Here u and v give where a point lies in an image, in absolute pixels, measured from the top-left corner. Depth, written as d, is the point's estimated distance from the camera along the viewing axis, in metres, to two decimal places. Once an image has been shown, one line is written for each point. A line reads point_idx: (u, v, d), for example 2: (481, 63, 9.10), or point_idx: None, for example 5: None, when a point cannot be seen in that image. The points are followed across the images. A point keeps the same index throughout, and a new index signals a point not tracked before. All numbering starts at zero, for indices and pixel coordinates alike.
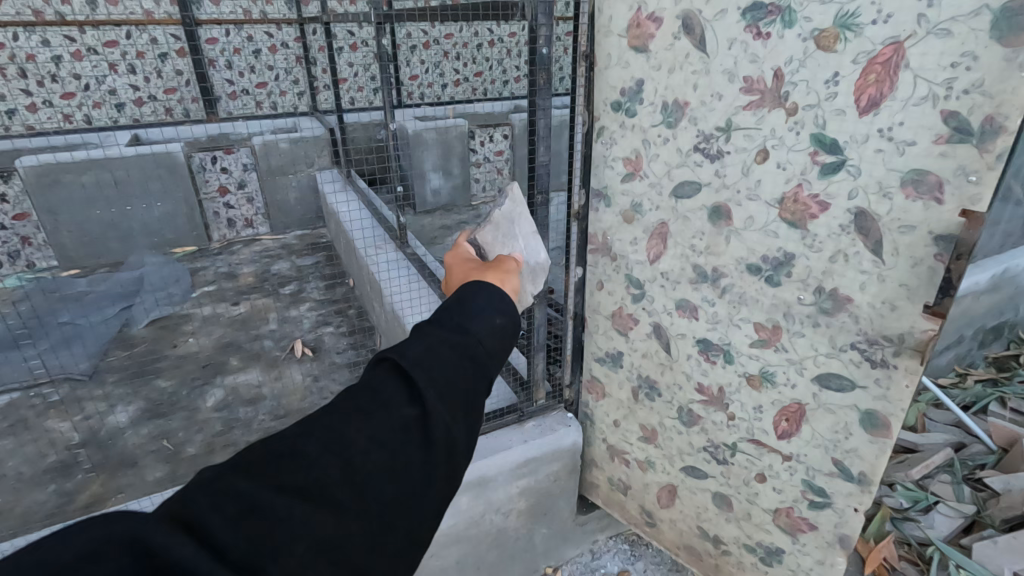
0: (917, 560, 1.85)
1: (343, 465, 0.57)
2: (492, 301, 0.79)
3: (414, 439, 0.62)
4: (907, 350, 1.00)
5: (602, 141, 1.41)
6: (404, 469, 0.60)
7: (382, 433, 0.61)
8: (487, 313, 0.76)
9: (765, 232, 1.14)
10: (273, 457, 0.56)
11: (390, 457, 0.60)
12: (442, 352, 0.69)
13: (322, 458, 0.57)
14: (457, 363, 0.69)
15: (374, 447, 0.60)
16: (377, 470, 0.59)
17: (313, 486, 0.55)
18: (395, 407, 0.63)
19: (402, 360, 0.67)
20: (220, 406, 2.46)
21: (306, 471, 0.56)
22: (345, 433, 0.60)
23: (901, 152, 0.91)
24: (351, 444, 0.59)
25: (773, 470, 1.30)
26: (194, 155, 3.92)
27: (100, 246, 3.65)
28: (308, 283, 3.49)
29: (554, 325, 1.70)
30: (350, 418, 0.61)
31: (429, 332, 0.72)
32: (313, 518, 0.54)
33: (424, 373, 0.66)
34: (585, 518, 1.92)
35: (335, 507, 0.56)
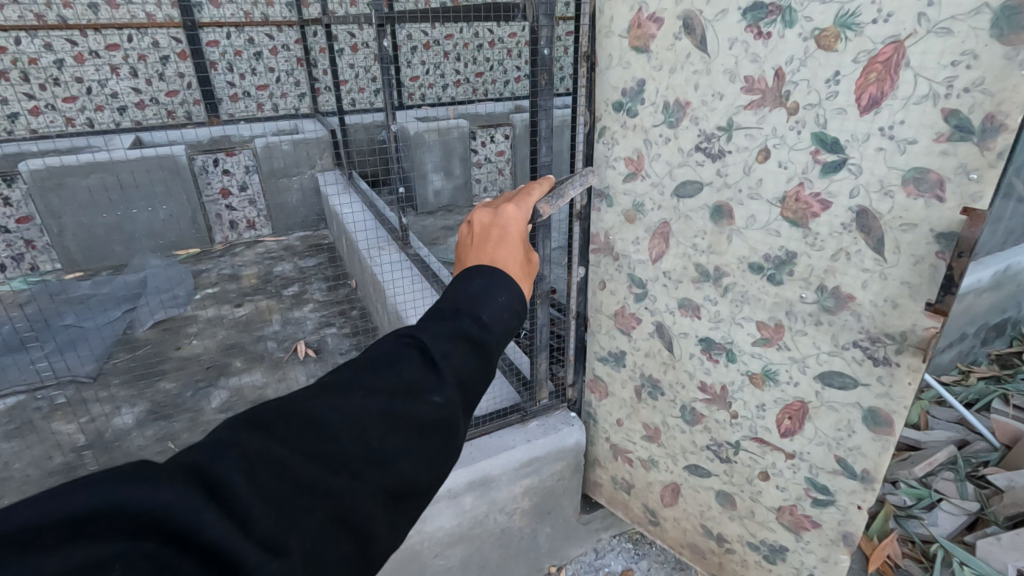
0: (921, 558, 1.85)
1: (366, 440, 0.58)
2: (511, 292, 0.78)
3: (433, 421, 0.63)
4: (909, 347, 1.00)
5: (603, 141, 1.42)
6: (420, 449, 0.62)
7: (401, 415, 0.61)
8: (507, 307, 0.76)
9: (767, 230, 1.14)
10: (300, 425, 0.57)
11: (409, 435, 0.61)
12: (463, 337, 0.69)
13: (347, 432, 0.58)
14: (477, 352, 0.70)
15: (393, 428, 0.60)
16: (398, 448, 0.60)
17: (336, 458, 0.56)
18: (416, 387, 0.64)
19: (426, 343, 0.67)
20: (224, 407, 2.47)
21: (332, 442, 0.57)
22: (368, 408, 0.60)
23: (902, 151, 0.92)
24: (374, 421, 0.60)
25: (776, 468, 1.30)
26: (196, 157, 3.83)
27: (104, 248, 3.69)
28: (311, 284, 3.51)
29: (556, 325, 1.72)
30: (372, 393, 0.62)
31: (450, 314, 0.72)
32: (336, 489, 0.54)
33: (445, 357, 0.67)
34: (589, 517, 1.93)
35: (355, 481, 0.56)
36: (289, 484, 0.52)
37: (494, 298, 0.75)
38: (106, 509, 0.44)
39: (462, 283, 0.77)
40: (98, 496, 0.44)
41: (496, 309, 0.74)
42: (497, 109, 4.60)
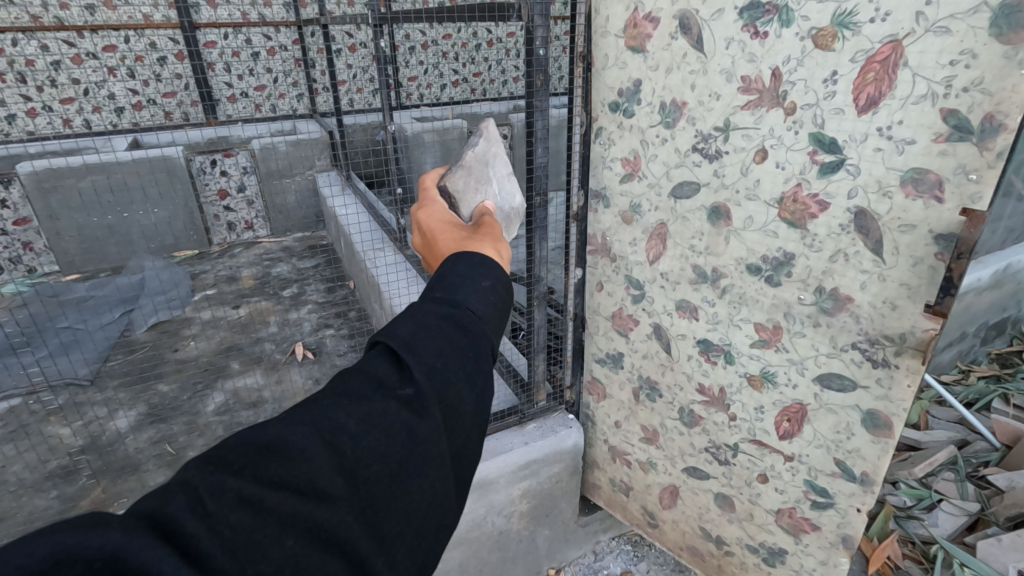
0: (921, 559, 1.84)
1: (336, 456, 0.54)
2: (481, 268, 0.72)
3: (413, 422, 0.59)
4: (908, 350, 0.99)
5: (600, 141, 1.41)
6: (402, 448, 0.57)
7: (376, 417, 0.57)
8: (479, 283, 0.70)
9: (764, 231, 1.13)
10: (259, 451, 0.52)
11: (385, 438, 0.57)
12: (440, 330, 0.64)
13: (314, 449, 0.53)
14: (461, 335, 0.65)
15: (368, 433, 0.56)
16: (375, 459, 0.56)
17: (304, 477, 0.52)
18: (389, 391, 0.60)
19: (398, 339, 0.63)
20: (221, 410, 2.46)
21: (296, 465, 0.52)
22: (335, 420, 0.56)
23: (901, 151, 0.91)
24: (343, 433, 0.55)
25: (775, 470, 1.29)
26: (193, 158, 3.79)
27: (100, 251, 3.67)
28: (309, 286, 3.50)
29: (555, 325, 1.69)
30: (340, 405, 0.57)
31: (422, 307, 0.67)
32: (307, 512, 0.50)
33: (418, 353, 0.62)
34: (587, 519, 1.92)
35: (331, 496, 0.52)
36: (251, 517, 0.48)
37: (463, 280, 0.70)
38: (57, 559, 0.39)
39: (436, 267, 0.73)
40: (40, 547, 0.39)
41: (469, 290, 0.70)
42: (496, 108, 4.59)
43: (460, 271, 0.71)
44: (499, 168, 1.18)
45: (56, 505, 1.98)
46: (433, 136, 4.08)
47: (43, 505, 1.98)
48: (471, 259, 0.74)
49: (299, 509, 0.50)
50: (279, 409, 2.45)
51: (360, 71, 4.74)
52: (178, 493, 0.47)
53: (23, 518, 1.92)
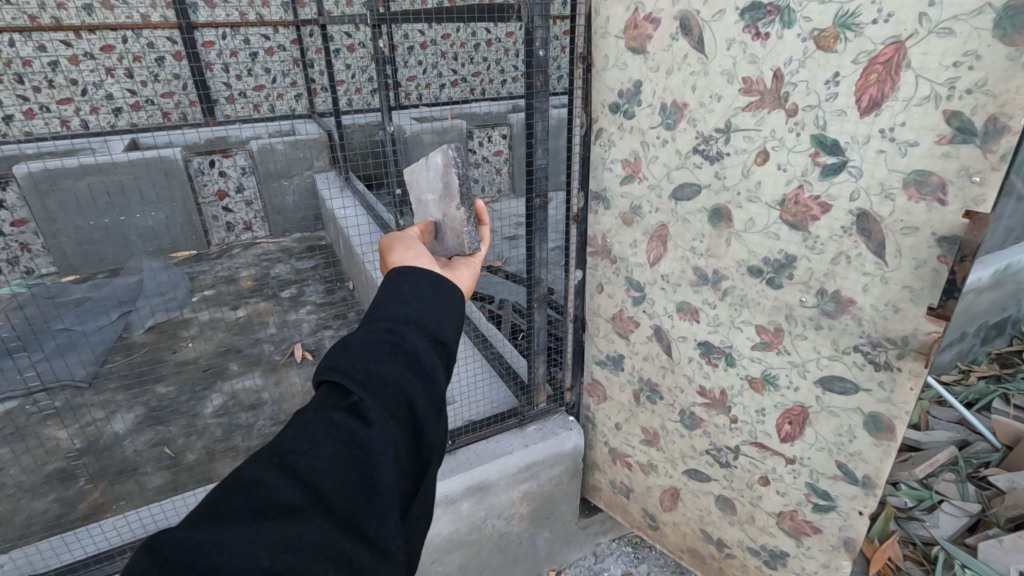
0: (922, 560, 1.84)
1: (293, 475, 0.57)
2: (401, 283, 0.81)
3: (358, 427, 0.63)
4: (911, 353, 0.99)
5: (600, 143, 1.40)
6: (354, 452, 0.61)
7: (322, 436, 0.60)
8: (403, 301, 0.78)
9: (766, 233, 1.13)
10: (215, 493, 0.54)
11: (335, 447, 0.60)
12: (370, 344, 0.70)
13: (269, 474, 0.56)
14: (394, 345, 0.71)
15: (317, 450, 0.59)
16: (332, 466, 0.59)
17: (265, 502, 0.54)
18: (331, 409, 0.64)
19: (332, 369, 0.67)
20: (219, 412, 2.45)
21: (254, 492, 0.54)
22: (283, 447, 0.59)
23: (904, 153, 0.90)
24: (293, 453, 0.59)
25: (776, 473, 1.29)
26: (192, 158, 3.82)
27: (98, 251, 3.68)
28: (308, 286, 3.49)
29: (555, 326, 1.68)
30: (286, 435, 0.60)
31: (349, 336, 0.72)
32: (276, 526, 0.53)
33: (351, 368, 0.67)
34: (587, 521, 1.91)
35: (294, 510, 0.55)
36: (222, 547, 0.50)
37: (386, 299, 0.78)
38: None
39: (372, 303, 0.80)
40: None
41: (391, 305, 0.77)
42: (495, 108, 4.58)
43: (388, 290, 0.80)
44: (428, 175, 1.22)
45: (54, 508, 1.97)
46: (432, 136, 4.07)
47: (41, 508, 1.98)
48: (395, 279, 0.82)
49: (265, 527, 0.52)
50: (279, 411, 2.44)
51: (359, 71, 4.74)
52: (140, 558, 0.48)
53: (21, 522, 1.91)
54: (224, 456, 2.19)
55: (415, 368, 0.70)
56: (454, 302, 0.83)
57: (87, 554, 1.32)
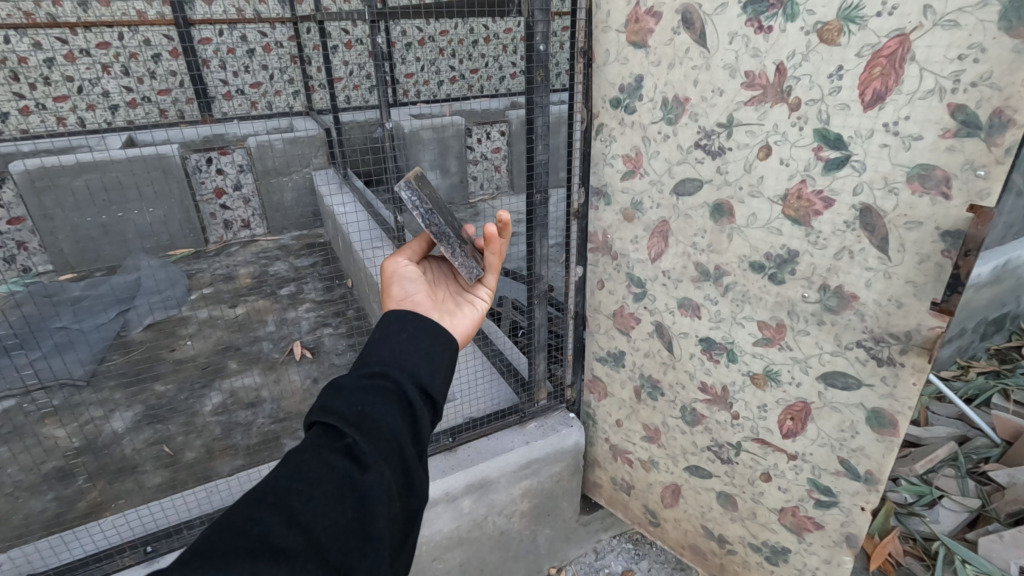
0: (923, 555, 1.84)
1: (287, 515, 0.57)
2: (399, 323, 0.80)
3: (353, 470, 0.62)
4: (914, 347, 0.99)
5: (601, 138, 1.39)
6: (347, 497, 0.61)
7: (317, 478, 0.60)
8: (402, 342, 0.77)
9: (768, 229, 1.12)
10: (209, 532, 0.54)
11: (329, 491, 0.60)
12: (364, 387, 0.70)
13: (264, 514, 0.56)
14: (391, 385, 0.71)
15: (311, 493, 0.59)
16: (326, 508, 0.59)
17: (259, 544, 0.54)
18: (327, 448, 0.64)
19: (330, 406, 0.67)
20: (219, 410, 2.44)
21: (249, 530, 0.55)
22: (277, 486, 0.59)
23: (907, 147, 0.90)
24: (288, 493, 0.59)
25: (778, 469, 1.28)
26: (189, 156, 3.93)
27: (94, 249, 3.65)
28: (307, 284, 3.48)
29: (555, 324, 1.67)
30: (279, 474, 0.60)
31: (342, 376, 0.72)
32: (268, 568, 0.52)
33: (346, 410, 0.67)
34: (588, 517, 1.91)
35: (286, 555, 0.54)
36: None
37: (383, 339, 0.77)
38: None
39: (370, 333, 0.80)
40: None
41: (385, 347, 0.76)
42: (493, 104, 4.58)
43: (383, 332, 0.78)
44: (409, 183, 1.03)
45: (53, 507, 1.97)
46: (431, 132, 4.08)
47: (40, 507, 1.97)
48: (392, 318, 0.81)
49: (258, 568, 0.52)
50: (278, 409, 2.43)
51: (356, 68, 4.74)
52: None
53: (20, 522, 1.91)
54: (223, 454, 2.19)
55: (409, 412, 0.70)
56: (451, 348, 0.81)
57: (89, 552, 1.32)
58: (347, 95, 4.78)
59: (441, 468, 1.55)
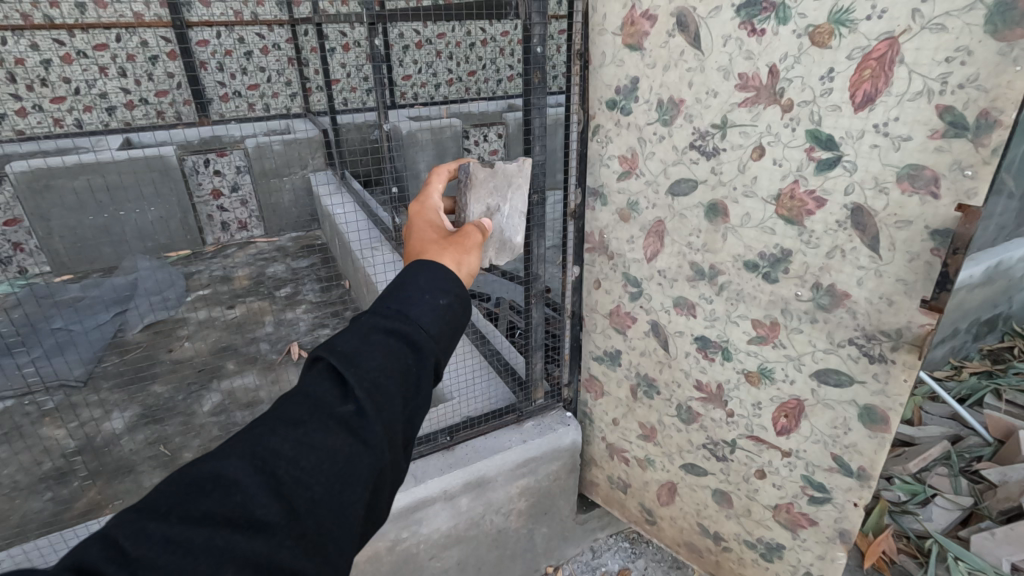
0: (916, 553, 1.87)
1: (272, 485, 0.56)
2: (436, 282, 0.73)
3: (352, 441, 0.61)
4: (904, 345, 1.01)
5: (597, 139, 1.41)
6: (338, 471, 0.59)
7: (312, 449, 0.58)
8: (443, 307, 0.72)
9: (762, 228, 1.14)
10: (190, 489, 0.53)
11: (319, 462, 0.58)
12: (385, 346, 0.66)
13: (248, 478, 0.55)
14: (408, 353, 0.67)
15: (302, 462, 0.58)
16: (313, 482, 0.57)
17: (239, 510, 0.53)
18: (328, 410, 0.61)
19: (341, 360, 0.64)
20: (216, 410, 2.51)
21: (234, 491, 0.54)
22: (269, 447, 0.57)
23: (897, 148, 0.92)
24: (278, 459, 0.57)
25: (772, 466, 1.30)
26: (187, 158, 3.93)
27: (92, 250, 3.67)
28: (304, 286, 3.51)
29: (552, 324, 1.67)
30: (274, 432, 0.59)
31: (366, 321, 0.68)
32: (242, 542, 0.51)
33: (360, 369, 0.63)
34: (585, 516, 1.92)
35: (265, 528, 0.53)
36: (186, 553, 0.49)
37: (413, 291, 0.71)
38: None
39: (408, 274, 0.74)
40: None
41: (418, 305, 0.70)
42: (491, 107, 4.61)
43: (420, 284, 0.72)
44: (518, 199, 1.23)
45: (51, 507, 1.99)
46: (428, 134, 4.08)
47: (38, 507, 1.99)
48: (433, 272, 0.74)
49: (233, 540, 0.51)
50: None
51: (354, 70, 4.76)
52: (97, 545, 0.48)
53: (19, 521, 1.93)
54: None
55: (416, 388, 0.66)
56: None
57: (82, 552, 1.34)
58: (345, 97, 4.81)
59: (439, 465, 1.56)
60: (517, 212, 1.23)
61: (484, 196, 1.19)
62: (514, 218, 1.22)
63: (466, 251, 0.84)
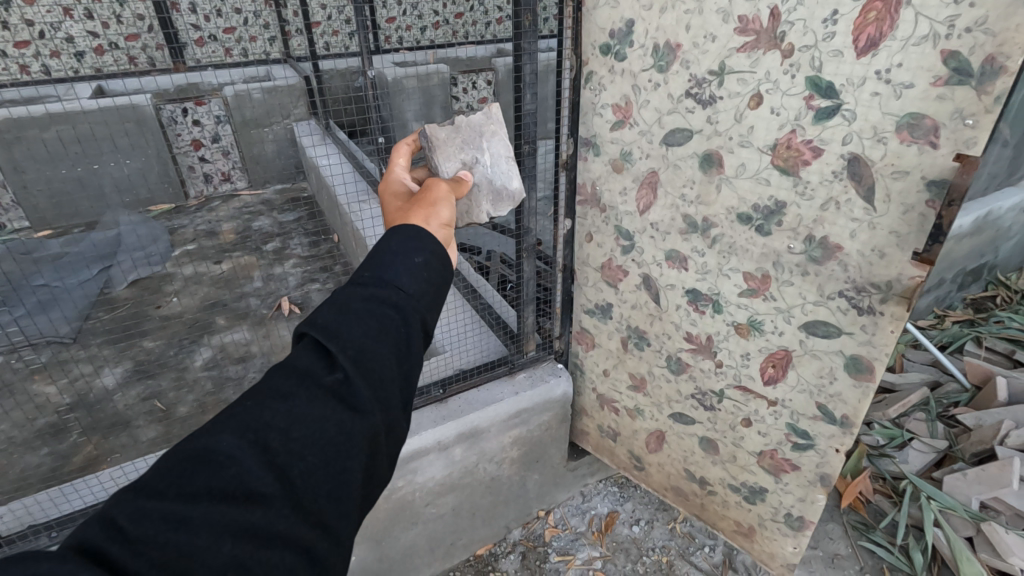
0: (890, 493, 1.97)
1: (264, 456, 0.56)
2: (410, 243, 0.74)
3: (342, 410, 0.61)
4: (894, 297, 1.02)
5: (590, 87, 1.36)
6: (330, 437, 0.59)
7: (302, 418, 0.59)
8: (425, 265, 0.73)
9: (756, 180, 1.12)
10: (185, 465, 0.53)
11: (310, 430, 0.58)
12: (367, 312, 0.66)
13: (242, 451, 0.55)
14: (391, 315, 0.67)
15: (294, 433, 0.58)
16: (306, 450, 0.58)
17: (234, 482, 0.53)
18: (316, 381, 0.62)
19: (323, 330, 0.64)
20: (208, 365, 2.54)
21: (229, 463, 0.54)
22: (260, 420, 0.58)
23: (899, 95, 0.89)
24: (268, 430, 0.57)
25: (758, 415, 1.34)
26: (164, 107, 3.81)
27: (69, 204, 3.55)
28: (291, 240, 3.47)
29: (544, 277, 1.68)
30: (263, 406, 0.59)
31: (345, 291, 0.69)
32: (242, 513, 0.52)
33: (344, 339, 0.64)
34: (576, 463, 1.98)
35: (263, 498, 0.54)
36: (186, 527, 0.49)
37: (389, 256, 0.72)
38: None
39: (385, 241, 0.74)
40: None
41: (395, 268, 0.71)
42: (479, 52, 4.45)
43: (392, 246, 0.73)
44: (499, 143, 1.22)
45: (48, 461, 2.03)
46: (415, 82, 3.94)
47: (36, 461, 2.03)
48: (403, 235, 0.75)
49: (231, 512, 0.51)
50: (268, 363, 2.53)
51: (335, 11, 4.54)
52: (100, 526, 0.48)
53: (18, 474, 1.97)
54: (215, 408, 2.27)
55: (405, 353, 0.67)
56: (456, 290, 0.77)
57: (78, 507, 1.34)
58: (326, 41, 4.62)
59: (433, 416, 1.58)
60: (500, 156, 1.22)
61: (455, 152, 1.15)
62: (501, 164, 1.21)
63: (435, 203, 0.84)
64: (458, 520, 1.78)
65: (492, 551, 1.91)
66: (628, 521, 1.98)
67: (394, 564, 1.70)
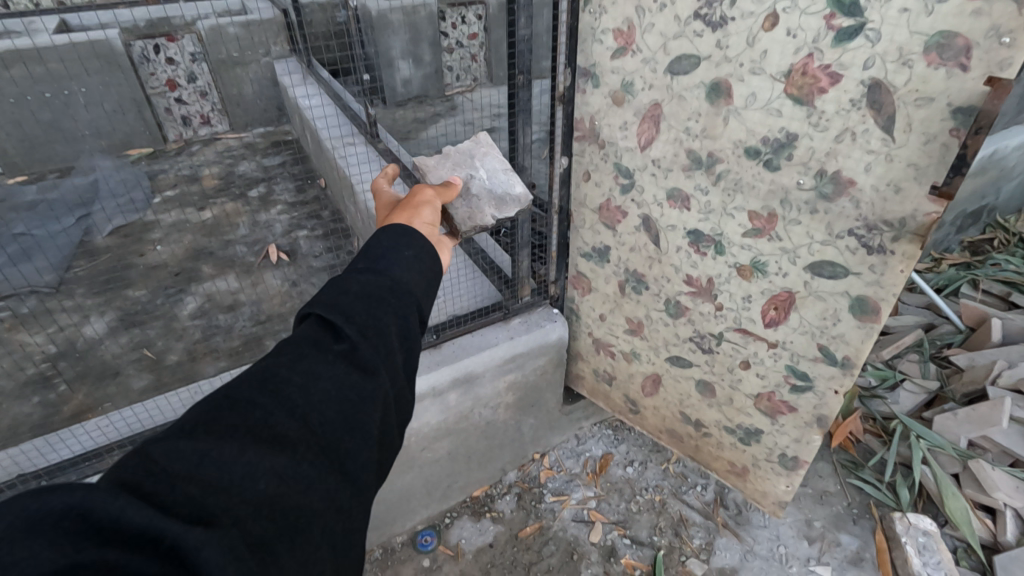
0: (881, 433, 1.99)
1: (284, 406, 0.59)
2: (399, 239, 0.80)
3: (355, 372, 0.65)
4: (907, 235, 0.98)
5: (590, 10, 1.25)
6: (345, 391, 0.63)
7: (318, 376, 0.62)
8: (414, 259, 0.79)
9: (766, 110, 1.05)
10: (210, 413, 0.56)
11: (330, 385, 0.62)
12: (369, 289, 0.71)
13: (263, 402, 0.58)
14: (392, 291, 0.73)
15: (312, 387, 0.61)
16: (323, 404, 0.61)
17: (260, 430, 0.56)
18: (327, 346, 0.65)
19: (328, 304, 0.68)
20: (197, 313, 2.51)
21: (249, 415, 0.57)
22: (277, 376, 0.61)
23: (929, 12, 0.82)
24: (286, 385, 0.60)
25: (758, 357, 1.32)
26: (134, 43, 3.63)
27: (45, 148, 3.34)
28: (278, 184, 3.29)
29: (538, 222, 1.57)
30: (279, 365, 0.62)
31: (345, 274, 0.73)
32: (268, 455, 0.55)
33: (349, 311, 0.68)
34: (571, 407, 1.98)
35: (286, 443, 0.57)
36: (216, 465, 0.52)
37: (381, 250, 0.78)
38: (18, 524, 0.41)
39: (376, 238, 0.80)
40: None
41: (388, 258, 0.77)
42: None
43: (384, 243, 0.79)
44: (493, 160, 1.30)
45: (41, 410, 2.02)
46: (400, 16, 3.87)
47: (28, 411, 2.02)
48: (393, 233, 0.81)
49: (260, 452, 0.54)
50: (258, 311, 2.50)
51: None
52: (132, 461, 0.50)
53: (10, 424, 1.96)
54: (206, 357, 2.30)
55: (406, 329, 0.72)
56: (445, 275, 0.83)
57: (66, 457, 1.31)
58: None
59: (427, 362, 1.55)
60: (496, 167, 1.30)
61: (449, 171, 1.25)
62: (498, 174, 1.28)
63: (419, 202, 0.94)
64: (454, 464, 1.79)
65: (488, 493, 1.94)
66: (622, 462, 2.01)
67: (392, 507, 1.72)
